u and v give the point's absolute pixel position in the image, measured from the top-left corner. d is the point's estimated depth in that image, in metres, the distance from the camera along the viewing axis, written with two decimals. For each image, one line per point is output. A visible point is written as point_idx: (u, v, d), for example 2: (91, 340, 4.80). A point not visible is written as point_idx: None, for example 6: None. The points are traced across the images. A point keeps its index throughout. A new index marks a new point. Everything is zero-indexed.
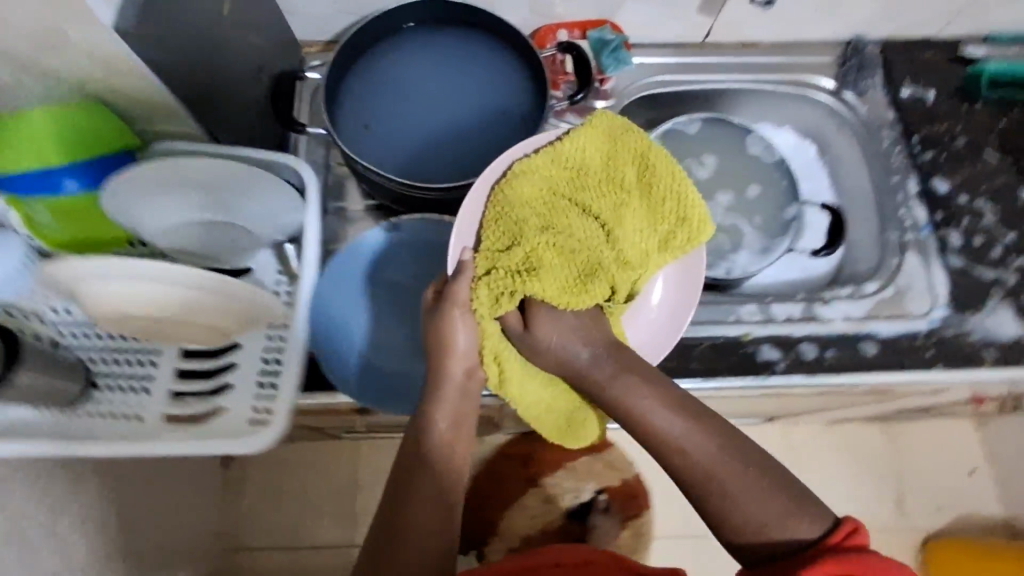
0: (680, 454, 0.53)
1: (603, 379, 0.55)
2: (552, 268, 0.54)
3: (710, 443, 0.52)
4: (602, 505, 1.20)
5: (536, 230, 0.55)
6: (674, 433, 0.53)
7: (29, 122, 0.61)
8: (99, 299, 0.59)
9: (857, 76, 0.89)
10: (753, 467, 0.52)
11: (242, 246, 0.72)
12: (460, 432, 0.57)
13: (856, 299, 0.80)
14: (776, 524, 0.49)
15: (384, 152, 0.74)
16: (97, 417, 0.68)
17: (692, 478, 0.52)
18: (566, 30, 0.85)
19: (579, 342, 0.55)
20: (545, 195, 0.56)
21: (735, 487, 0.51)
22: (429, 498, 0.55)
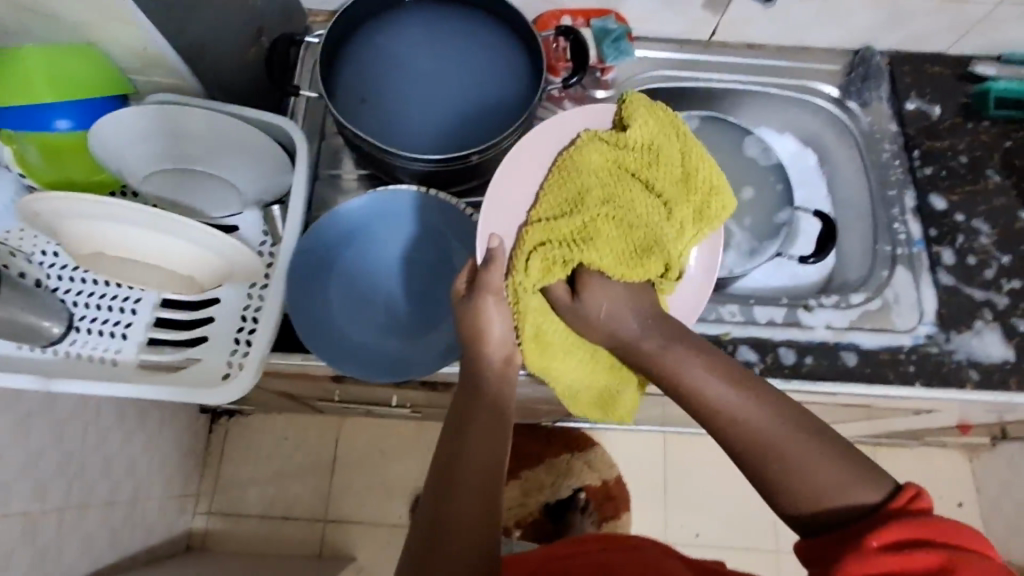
0: (733, 424, 0.50)
1: (653, 351, 0.54)
2: (609, 238, 0.54)
3: (764, 411, 0.49)
4: (581, 504, 1.24)
5: (596, 202, 0.55)
6: (727, 403, 0.50)
7: (21, 58, 0.61)
8: (82, 240, 0.59)
9: (861, 86, 0.88)
10: (816, 435, 0.48)
11: (225, 200, 0.71)
12: (495, 409, 0.55)
13: (841, 309, 0.79)
14: (838, 492, 0.46)
15: (377, 124, 0.75)
16: (74, 358, 0.69)
17: (751, 451, 0.49)
18: (570, 18, 0.84)
19: (629, 312, 0.54)
20: (604, 167, 0.57)
21: (795, 456, 0.47)
22: (478, 487, 0.50)
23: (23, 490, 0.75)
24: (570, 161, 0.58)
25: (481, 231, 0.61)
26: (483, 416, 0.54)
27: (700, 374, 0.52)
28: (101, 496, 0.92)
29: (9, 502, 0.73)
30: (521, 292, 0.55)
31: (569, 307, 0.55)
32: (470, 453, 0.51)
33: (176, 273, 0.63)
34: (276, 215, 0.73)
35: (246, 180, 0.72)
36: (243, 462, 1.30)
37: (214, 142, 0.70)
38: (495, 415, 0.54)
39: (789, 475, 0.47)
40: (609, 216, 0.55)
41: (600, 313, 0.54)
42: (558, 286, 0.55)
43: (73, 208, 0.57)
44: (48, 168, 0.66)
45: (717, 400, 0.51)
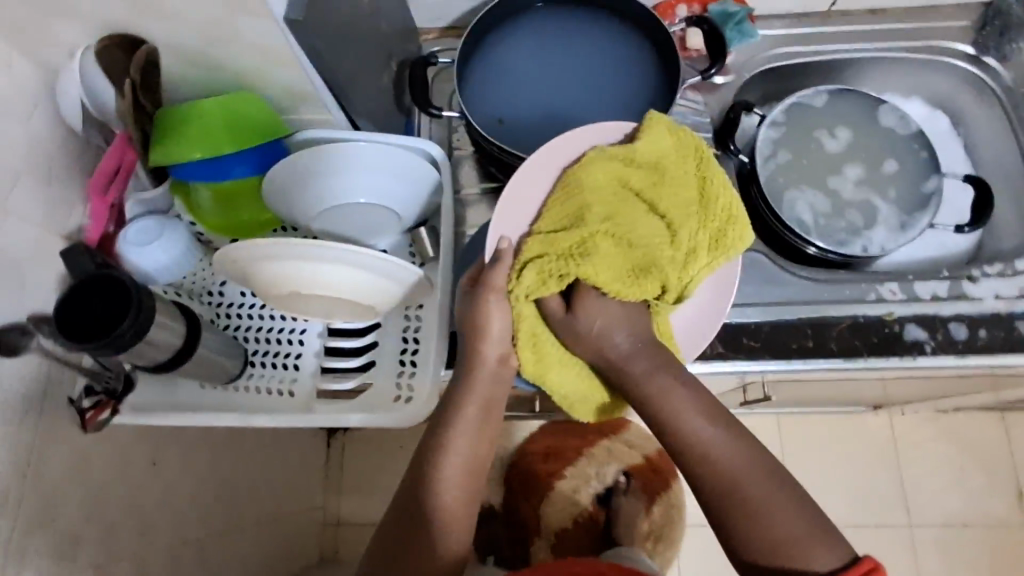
0: (703, 463, 0.54)
1: (640, 375, 0.55)
2: (609, 257, 0.53)
3: (732, 456, 0.53)
4: (621, 486, 1.18)
5: (596, 219, 0.55)
6: (701, 439, 0.54)
7: (200, 112, 0.63)
8: (273, 279, 0.62)
9: (1000, 40, 0.83)
10: (779, 485, 0.52)
11: (384, 225, 0.73)
12: (487, 420, 0.58)
13: (1008, 277, 0.76)
14: (792, 546, 0.50)
15: (524, 141, 0.75)
16: (252, 392, 0.72)
17: (714, 492, 0.53)
18: (685, 5, 0.82)
19: (620, 332, 0.55)
20: (608, 184, 0.57)
21: (752, 504, 0.52)
22: (457, 513, 0.56)
23: (195, 520, 0.78)
24: (576, 172, 0.57)
25: (491, 233, 0.59)
26: (469, 440, 0.57)
27: (683, 405, 0.54)
28: (255, 515, 0.95)
29: (186, 531, 0.76)
30: (515, 302, 0.55)
31: (561, 318, 0.55)
32: (445, 478, 0.56)
33: (357, 303, 0.65)
34: (424, 236, 0.74)
35: (402, 200, 0.73)
36: (362, 474, 1.33)
37: (313, 172, 0.68)
38: (481, 426, 0.58)
39: (741, 520, 0.52)
40: (610, 234, 0.54)
41: (591, 331, 0.54)
42: (551, 297, 0.54)
43: (265, 251, 0.59)
44: (217, 212, 0.71)
45: (691, 435, 0.54)
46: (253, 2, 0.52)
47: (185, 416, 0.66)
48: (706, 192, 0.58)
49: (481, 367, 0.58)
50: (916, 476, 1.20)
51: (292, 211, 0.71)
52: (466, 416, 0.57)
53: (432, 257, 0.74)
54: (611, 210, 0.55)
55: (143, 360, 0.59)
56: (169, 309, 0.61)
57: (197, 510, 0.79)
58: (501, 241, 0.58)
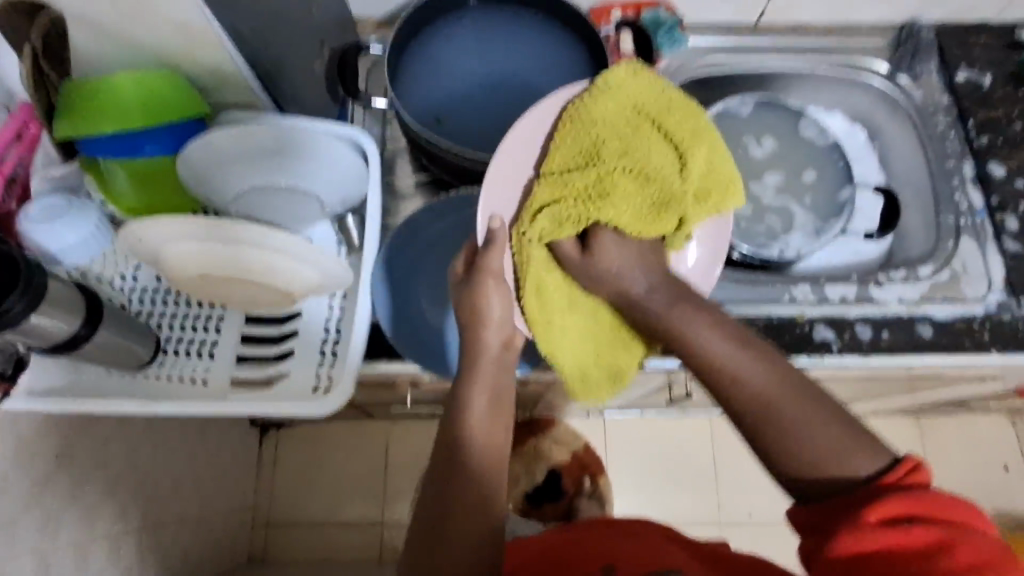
0: (734, 382, 0.49)
1: (660, 308, 0.54)
2: (624, 198, 0.54)
3: (765, 371, 0.49)
4: (588, 489, 1.19)
5: (612, 157, 0.55)
6: (727, 358, 0.50)
7: (110, 86, 0.60)
8: (177, 253, 0.60)
9: (911, 60, 0.90)
10: (816, 399, 0.48)
11: (306, 213, 0.71)
12: (499, 409, 0.55)
13: (911, 282, 0.80)
14: (833, 459, 0.46)
15: (461, 137, 0.77)
16: (164, 380, 0.70)
17: (750, 410, 0.49)
18: (620, 10, 0.84)
19: (640, 274, 0.55)
20: (621, 116, 0.56)
21: (794, 416, 0.47)
22: (492, 474, 0.53)
23: (103, 515, 0.74)
24: (587, 104, 0.56)
25: (482, 213, 0.58)
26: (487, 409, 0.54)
27: (699, 326, 0.52)
28: (174, 511, 0.91)
29: (92, 525, 0.72)
30: (528, 243, 0.56)
31: (577, 261, 0.56)
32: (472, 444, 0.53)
33: (270, 289, 0.62)
34: (350, 223, 0.73)
35: (324, 187, 0.72)
36: (295, 473, 1.29)
37: (261, 151, 0.69)
38: (495, 414, 0.55)
39: (782, 435, 0.47)
40: (626, 172, 0.54)
41: (611, 272, 0.55)
42: (569, 240, 0.55)
43: (175, 230, 0.58)
44: (134, 193, 0.68)
45: (716, 355, 0.51)
46: None
47: (85, 401, 0.63)
48: (711, 128, 0.59)
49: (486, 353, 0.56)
50: None
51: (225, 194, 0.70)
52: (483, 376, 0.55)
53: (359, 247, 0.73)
54: (624, 147, 0.55)
55: (40, 340, 0.56)
56: (70, 290, 0.58)
57: (106, 503, 0.75)
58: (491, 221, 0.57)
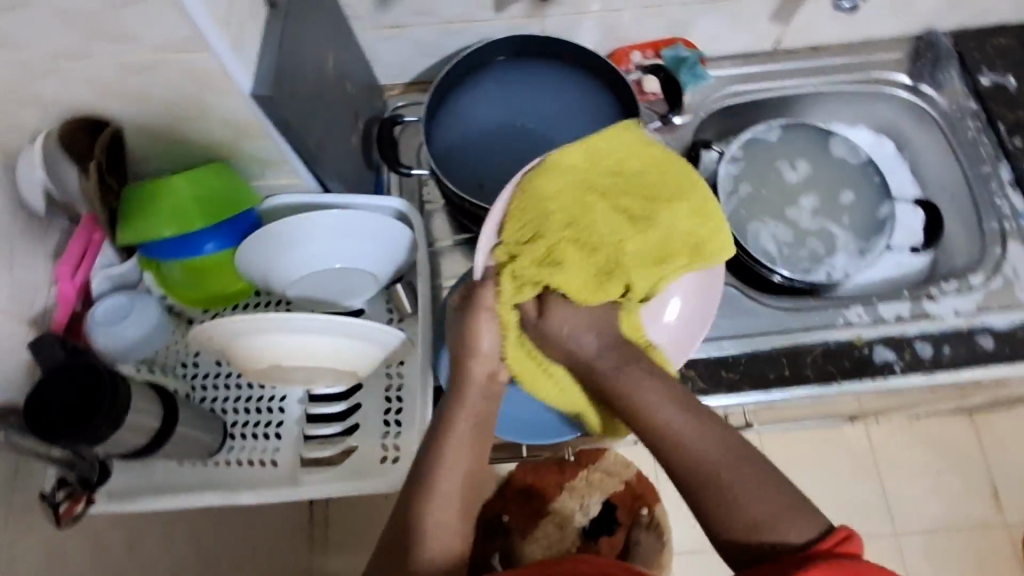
0: (678, 450, 0.51)
1: (611, 370, 0.56)
2: (576, 264, 0.56)
3: (712, 441, 0.51)
4: (646, 520, 1.09)
5: (560, 225, 0.57)
6: (675, 425, 0.52)
7: (170, 188, 0.61)
8: (243, 349, 0.61)
9: (932, 70, 0.90)
10: (749, 464, 0.50)
11: (359, 287, 0.72)
12: (481, 435, 0.57)
13: (964, 293, 0.79)
14: (767, 527, 0.47)
15: None
16: (233, 466, 0.70)
17: (696, 478, 0.50)
18: (640, 52, 0.86)
19: (590, 333, 0.56)
20: (569, 189, 0.59)
21: (737, 484, 0.49)
22: (453, 529, 0.53)
23: None
24: (540, 180, 0.59)
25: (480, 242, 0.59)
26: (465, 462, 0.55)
27: (650, 397, 0.54)
28: None
29: None
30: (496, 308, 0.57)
31: (535, 322, 0.57)
32: (450, 463, 0.55)
33: (337, 368, 0.65)
34: (401, 292, 0.74)
35: (377, 262, 0.72)
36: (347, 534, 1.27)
37: (308, 239, 0.68)
38: (476, 441, 0.56)
39: (724, 503, 0.49)
40: (572, 241, 0.57)
41: (563, 333, 0.56)
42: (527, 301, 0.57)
43: (241, 328, 0.59)
44: (190, 286, 0.69)
45: (664, 421, 0.52)
46: (218, 77, 0.53)
47: (162, 499, 0.64)
48: (663, 188, 0.61)
49: (472, 385, 0.58)
50: (895, 482, 1.09)
51: (258, 280, 0.69)
52: (459, 433, 0.56)
53: (411, 313, 0.74)
54: (578, 220, 0.58)
55: (119, 447, 0.56)
56: (145, 390, 0.59)
57: None
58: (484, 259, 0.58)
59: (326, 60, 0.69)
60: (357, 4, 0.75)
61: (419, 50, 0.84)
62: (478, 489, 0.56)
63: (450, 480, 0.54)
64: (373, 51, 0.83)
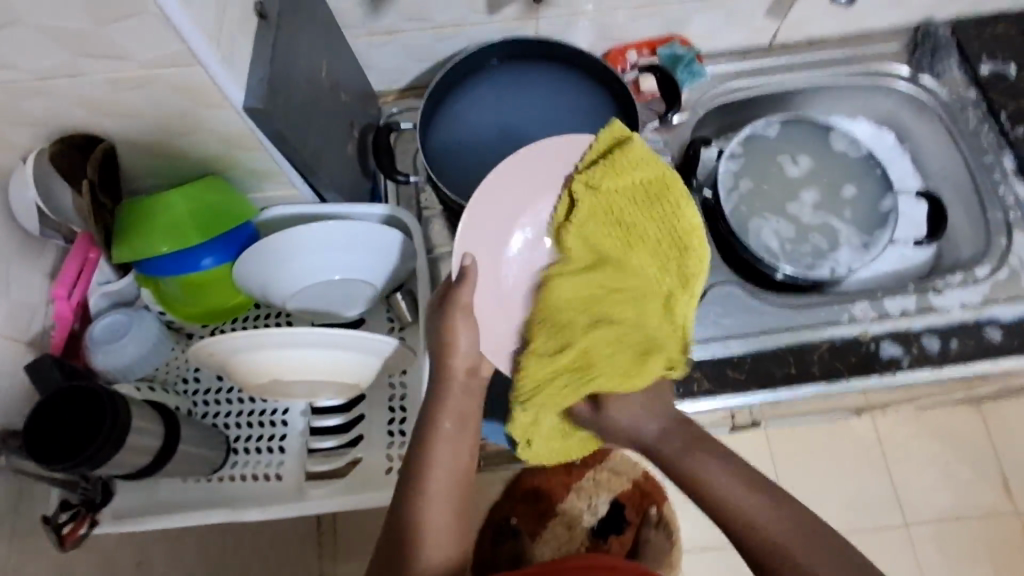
0: (747, 526, 0.49)
1: (674, 453, 0.55)
2: (613, 357, 0.58)
3: (779, 516, 0.48)
4: (654, 518, 1.06)
5: (585, 332, 0.59)
6: (739, 500, 0.50)
7: (165, 205, 0.61)
8: (243, 365, 0.60)
9: (932, 60, 0.88)
10: (827, 544, 0.46)
11: (358, 297, 0.72)
12: (465, 431, 0.57)
13: (970, 285, 0.78)
14: None
15: None
16: (238, 482, 0.69)
17: (766, 556, 0.47)
18: (636, 50, 0.86)
19: (643, 419, 0.57)
20: (572, 294, 0.62)
21: (808, 560, 0.45)
22: (448, 533, 0.52)
23: None
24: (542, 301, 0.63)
25: (458, 246, 0.61)
26: (453, 463, 0.55)
27: (712, 472, 0.52)
28: None
29: None
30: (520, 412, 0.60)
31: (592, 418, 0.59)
32: (438, 461, 0.54)
33: (338, 381, 0.64)
34: (401, 301, 0.74)
35: (376, 271, 0.72)
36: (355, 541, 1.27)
37: (306, 250, 0.67)
38: (460, 437, 0.57)
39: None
40: (598, 338, 0.58)
41: (617, 422, 0.57)
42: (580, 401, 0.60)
43: (240, 345, 0.58)
44: (189, 301, 0.69)
45: (728, 496, 0.50)
46: (211, 92, 0.52)
47: (167, 517, 0.63)
48: (655, 233, 0.61)
49: (452, 381, 0.58)
50: (905, 474, 1.08)
51: (257, 293, 0.69)
52: (441, 431, 0.56)
53: (412, 322, 0.74)
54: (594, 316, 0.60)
55: (123, 468, 0.56)
56: (145, 409, 0.58)
57: None
58: (462, 258, 0.60)
59: (321, 69, 0.69)
60: (349, 12, 0.75)
61: (413, 56, 0.83)
62: (468, 488, 0.55)
63: (441, 479, 0.54)
64: (367, 58, 0.82)
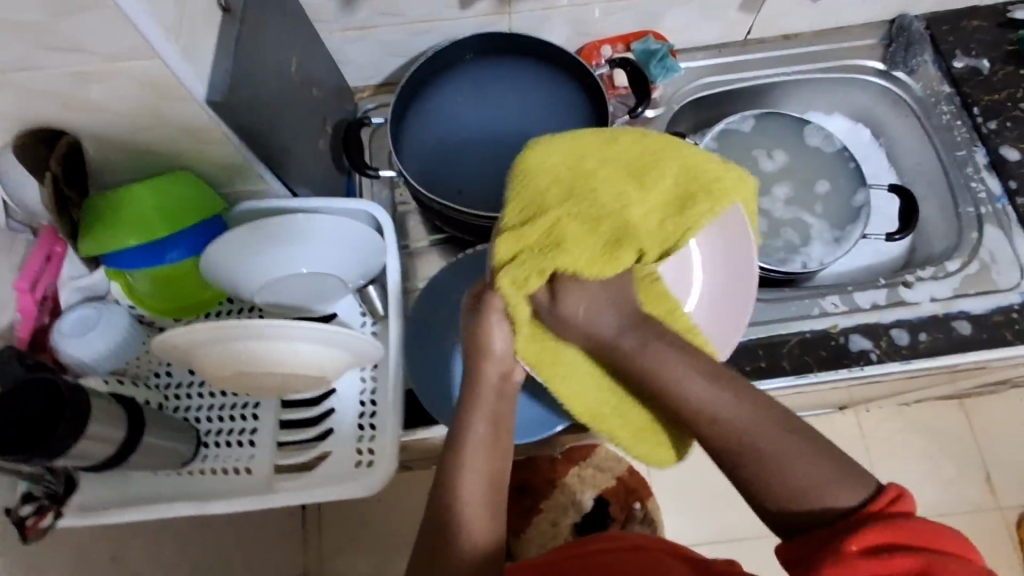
0: (713, 421, 0.46)
1: (635, 350, 0.49)
2: (577, 237, 0.47)
3: (741, 406, 0.46)
4: (639, 514, 1.07)
5: (546, 233, 0.47)
6: (703, 396, 0.47)
7: (128, 197, 0.61)
8: (207, 352, 0.61)
9: (906, 55, 0.87)
10: (787, 426, 0.45)
11: (328, 293, 0.72)
12: (499, 436, 0.52)
13: (941, 279, 0.79)
14: (813, 489, 0.43)
15: (481, 203, 0.76)
16: (208, 475, 0.70)
17: (734, 450, 0.45)
18: (610, 46, 0.86)
19: (608, 311, 0.49)
20: (524, 213, 0.49)
21: (774, 445, 0.44)
22: (488, 540, 0.48)
23: None
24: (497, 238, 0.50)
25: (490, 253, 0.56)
26: (490, 464, 0.50)
27: (676, 369, 0.48)
28: None
29: None
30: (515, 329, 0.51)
31: (551, 308, 0.49)
32: (473, 464, 0.50)
33: (304, 374, 0.64)
34: (372, 294, 0.75)
35: (345, 266, 0.72)
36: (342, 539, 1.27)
37: (273, 242, 0.67)
38: (496, 442, 0.51)
39: (766, 473, 0.44)
40: (568, 225, 0.47)
41: (580, 311, 0.48)
42: (538, 289, 0.48)
43: (202, 335, 0.59)
44: (158, 294, 0.69)
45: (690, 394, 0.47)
46: (171, 86, 0.52)
47: (136, 510, 0.63)
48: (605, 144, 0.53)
49: (485, 385, 0.52)
50: (887, 470, 1.08)
51: (234, 287, 0.69)
52: (477, 434, 0.51)
53: (383, 315, 0.75)
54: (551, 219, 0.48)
55: (84, 460, 0.56)
56: (109, 402, 0.59)
57: None
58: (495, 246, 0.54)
59: (290, 64, 0.69)
60: (321, 8, 0.75)
61: (388, 51, 0.83)
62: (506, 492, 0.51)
63: (476, 481, 0.50)
64: (341, 54, 0.83)
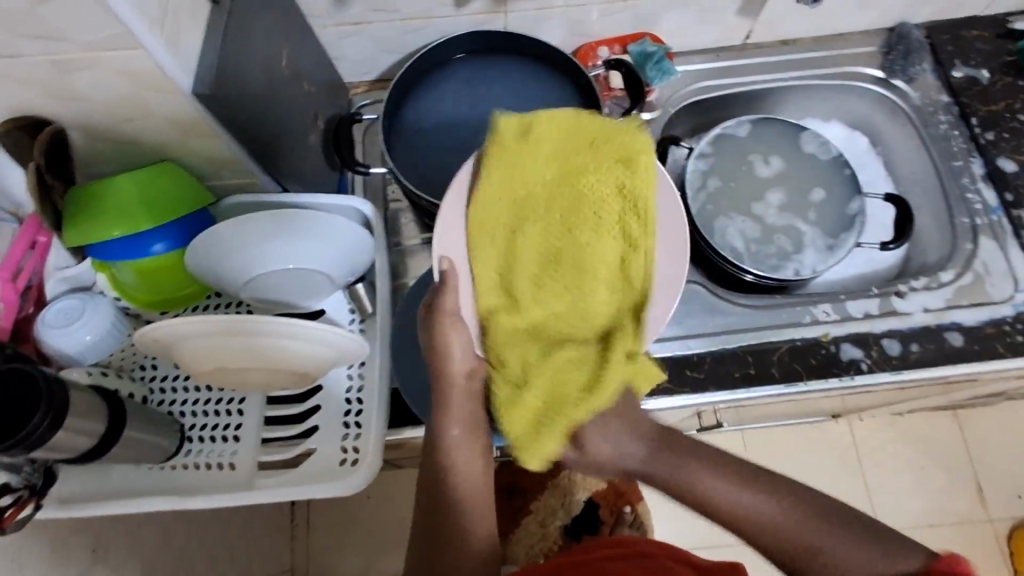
0: (748, 520, 0.53)
1: (667, 476, 0.57)
2: (572, 394, 0.56)
3: (773, 506, 0.53)
4: (630, 518, 1.05)
5: (542, 399, 0.56)
6: (741, 504, 0.53)
7: (115, 190, 0.61)
8: (188, 347, 0.61)
9: (904, 62, 0.87)
10: (829, 519, 0.51)
11: (315, 288, 0.71)
12: (473, 434, 0.57)
13: (935, 289, 0.78)
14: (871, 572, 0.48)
15: None
16: (191, 470, 0.69)
17: (786, 551, 0.51)
18: (607, 47, 0.85)
19: (632, 440, 0.59)
20: (516, 379, 0.57)
21: (830, 545, 0.50)
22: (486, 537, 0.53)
23: None
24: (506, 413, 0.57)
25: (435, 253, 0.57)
26: (473, 462, 0.56)
27: (707, 485, 0.55)
28: None
29: None
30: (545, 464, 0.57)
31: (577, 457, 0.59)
32: (456, 465, 0.55)
33: (288, 370, 0.63)
34: (362, 293, 0.74)
35: (332, 262, 0.70)
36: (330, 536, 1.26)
37: (254, 237, 0.66)
38: (473, 440, 0.57)
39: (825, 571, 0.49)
40: (557, 384, 0.57)
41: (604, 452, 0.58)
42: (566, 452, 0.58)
43: (184, 329, 0.59)
44: (142, 286, 0.68)
45: (727, 505, 0.54)
46: (158, 78, 0.52)
47: (116, 504, 0.63)
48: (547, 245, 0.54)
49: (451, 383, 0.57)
50: (878, 480, 1.08)
51: (223, 283, 0.69)
52: (454, 438, 0.56)
53: (372, 314, 0.74)
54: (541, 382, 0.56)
55: (62, 453, 0.55)
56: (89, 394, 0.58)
57: None
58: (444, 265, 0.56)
59: (282, 58, 0.68)
60: (315, 2, 0.74)
61: (383, 48, 0.83)
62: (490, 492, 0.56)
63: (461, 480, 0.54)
64: (336, 49, 0.82)
